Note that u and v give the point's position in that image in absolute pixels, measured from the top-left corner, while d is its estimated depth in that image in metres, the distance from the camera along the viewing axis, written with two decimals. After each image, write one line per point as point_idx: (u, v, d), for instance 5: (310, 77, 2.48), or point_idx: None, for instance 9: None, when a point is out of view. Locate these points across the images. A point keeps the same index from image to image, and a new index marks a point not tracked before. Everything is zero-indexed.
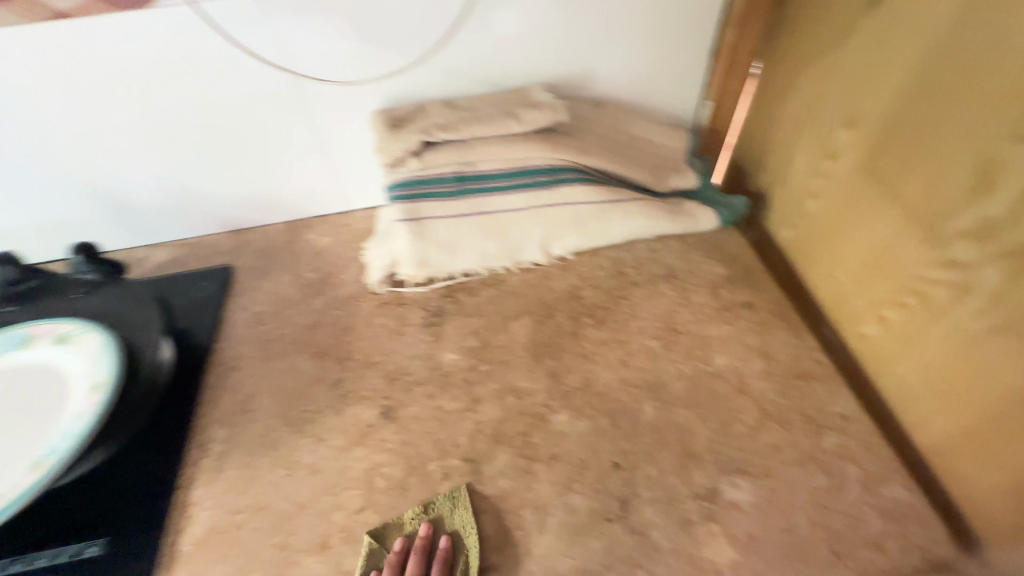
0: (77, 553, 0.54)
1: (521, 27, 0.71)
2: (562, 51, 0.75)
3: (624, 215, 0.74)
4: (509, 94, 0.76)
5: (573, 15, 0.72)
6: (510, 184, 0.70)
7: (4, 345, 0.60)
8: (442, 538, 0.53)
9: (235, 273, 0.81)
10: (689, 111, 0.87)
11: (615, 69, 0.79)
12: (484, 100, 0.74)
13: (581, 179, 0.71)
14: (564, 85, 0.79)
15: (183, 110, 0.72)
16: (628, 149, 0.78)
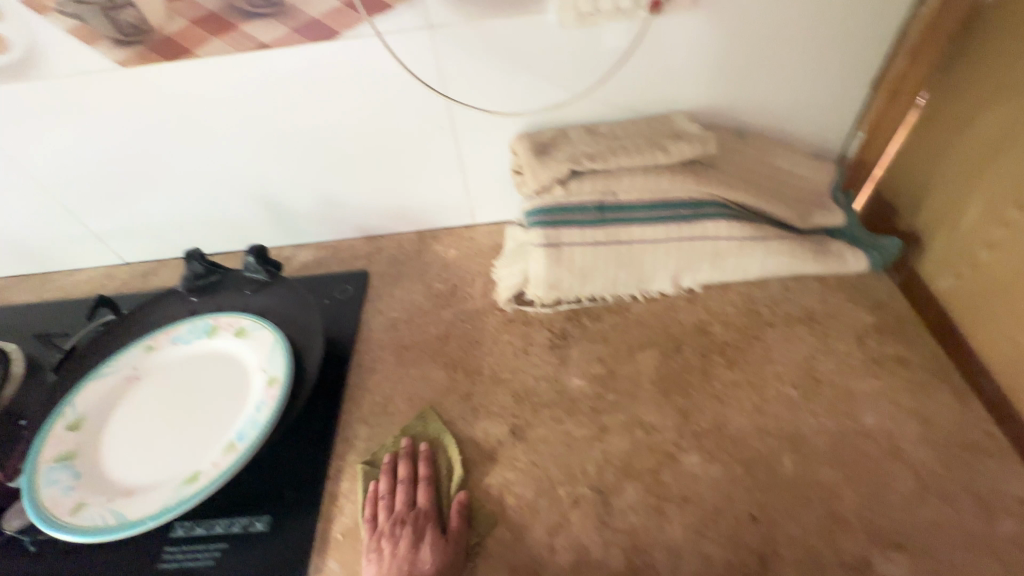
0: (247, 526, 0.60)
1: (675, 56, 0.70)
2: (712, 80, 0.73)
3: (765, 252, 0.71)
4: (651, 121, 0.75)
5: (731, 44, 0.70)
6: (648, 215, 0.69)
7: (195, 333, 0.68)
8: (422, 444, 0.65)
9: (371, 277, 0.87)
10: (837, 142, 0.82)
11: (764, 99, 0.76)
12: (626, 127, 0.74)
13: (724, 214, 0.70)
14: (708, 113, 0.77)
15: (346, 129, 0.78)
16: (772, 183, 0.76)
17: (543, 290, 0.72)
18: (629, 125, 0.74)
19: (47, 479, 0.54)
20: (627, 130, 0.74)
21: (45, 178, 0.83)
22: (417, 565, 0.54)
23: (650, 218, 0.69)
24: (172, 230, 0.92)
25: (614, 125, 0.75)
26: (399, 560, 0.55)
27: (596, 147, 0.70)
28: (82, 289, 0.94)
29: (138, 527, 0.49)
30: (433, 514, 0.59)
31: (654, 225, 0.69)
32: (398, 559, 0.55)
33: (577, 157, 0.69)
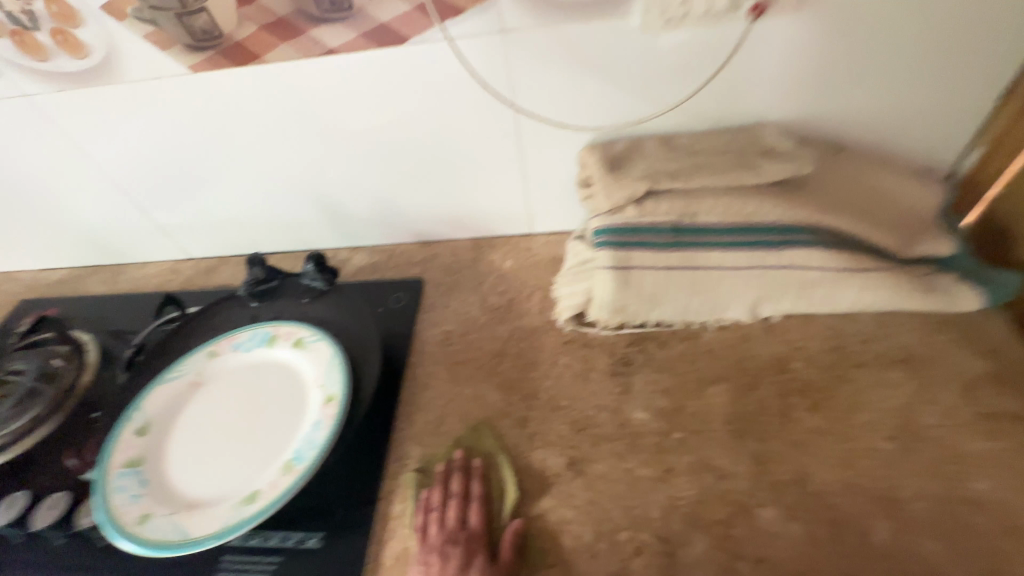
0: (300, 541, 0.60)
1: (770, 65, 0.63)
2: (810, 90, 0.66)
3: (861, 285, 0.64)
4: (736, 133, 0.68)
5: (835, 51, 0.62)
6: (730, 240, 0.63)
7: (254, 341, 0.68)
8: (476, 460, 0.64)
9: (425, 286, 0.86)
10: (950, 159, 0.72)
11: (868, 112, 0.68)
12: (708, 140, 0.68)
13: (818, 242, 0.62)
14: (801, 127, 0.69)
15: (407, 135, 0.76)
16: (873, 205, 0.68)
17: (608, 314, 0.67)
18: (711, 137, 0.68)
19: (117, 485, 0.56)
20: (709, 143, 0.67)
21: (119, 177, 0.86)
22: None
23: (733, 243, 0.63)
24: (234, 229, 0.93)
25: (693, 137, 0.69)
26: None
27: (674, 163, 0.65)
28: (151, 283, 0.97)
29: (200, 546, 0.50)
30: (485, 537, 0.57)
31: (738, 251, 0.63)
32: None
33: (655, 174, 0.64)
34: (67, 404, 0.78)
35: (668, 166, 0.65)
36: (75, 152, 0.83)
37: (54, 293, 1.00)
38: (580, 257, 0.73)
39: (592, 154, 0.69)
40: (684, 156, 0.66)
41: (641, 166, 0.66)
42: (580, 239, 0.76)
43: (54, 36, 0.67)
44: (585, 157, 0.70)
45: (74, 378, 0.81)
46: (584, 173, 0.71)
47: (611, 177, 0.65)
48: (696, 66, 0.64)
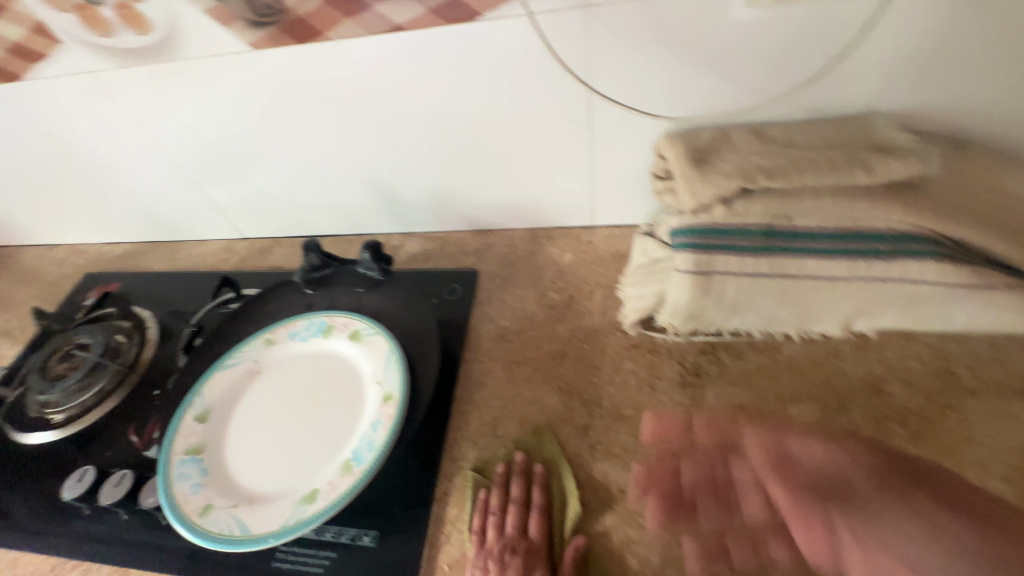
0: (355, 538, 0.59)
1: (891, 48, 0.56)
2: (935, 77, 0.57)
3: (980, 304, 0.56)
4: (840, 125, 0.61)
5: (973, 34, 0.54)
6: (828, 246, 0.56)
7: (311, 331, 0.67)
8: (537, 465, 0.61)
9: (480, 278, 0.82)
10: None
11: (1000, 106, 0.59)
12: (807, 132, 0.61)
13: (934, 253, 0.55)
14: (915, 120, 0.61)
15: (470, 119, 0.71)
16: (1002, 212, 0.58)
17: (683, 320, 0.62)
18: (810, 128, 0.61)
19: (179, 473, 0.56)
20: (808, 136, 0.60)
21: (178, 155, 0.85)
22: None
23: (831, 250, 0.56)
24: (287, 211, 0.92)
25: (789, 128, 0.62)
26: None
27: (769, 157, 0.58)
28: (207, 261, 0.98)
29: (261, 544, 0.49)
30: (544, 550, 0.55)
31: (837, 260, 0.56)
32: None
33: (749, 169, 0.57)
34: (130, 378, 0.80)
35: (764, 161, 0.58)
36: (136, 129, 0.82)
37: (115, 268, 1.02)
38: (651, 256, 0.68)
39: (672, 144, 0.62)
40: (779, 149, 0.59)
41: (730, 159, 0.59)
42: (648, 234, 0.70)
43: (119, 10, 0.66)
44: (663, 146, 0.64)
45: (135, 353, 0.82)
46: (661, 165, 0.65)
47: (696, 171, 0.59)
48: (803, 48, 0.57)
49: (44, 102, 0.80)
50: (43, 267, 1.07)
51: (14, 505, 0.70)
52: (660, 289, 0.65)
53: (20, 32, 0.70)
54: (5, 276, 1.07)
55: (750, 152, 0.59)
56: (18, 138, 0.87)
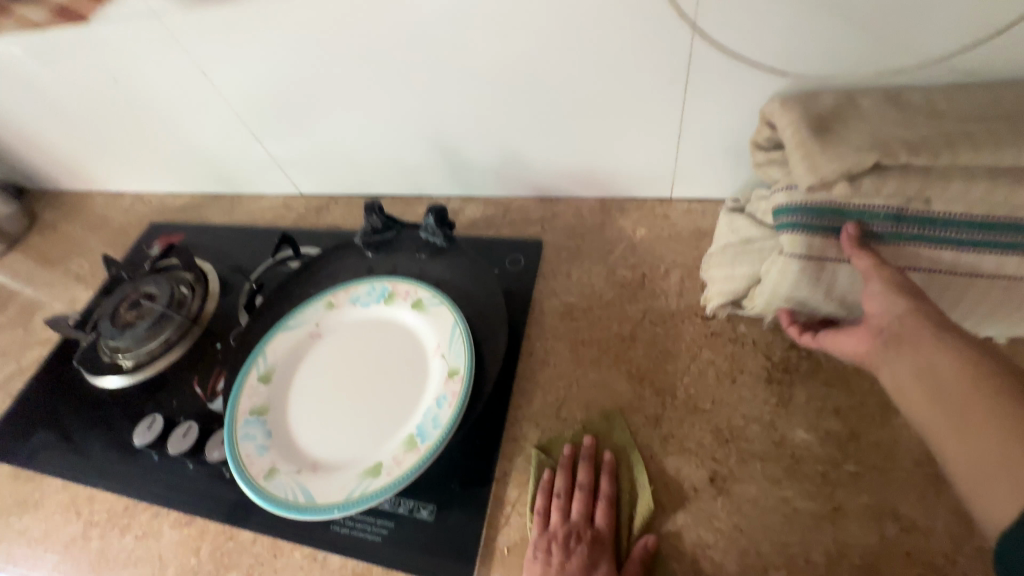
0: (413, 510, 0.58)
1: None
2: None
3: None
4: (995, 95, 0.51)
5: None
6: (967, 235, 0.49)
7: (373, 296, 0.64)
8: (605, 451, 0.57)
9: (545, 249, 0.77)
10: None
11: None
12: (952, 100, 0.52)
13: None
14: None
15: (549, 73, 0.65)
16: None
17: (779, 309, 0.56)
18: (957, 96, 0.52)
19: (244, 433, 0.56)
20: (954, 105, 0.51)
21: (241, 106, 0.83)
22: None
23: (970, 241, 0.49)
24: (347, 169, 0.89)
25: (932, 94, 0.53)
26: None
27: (905, 129, 0.50)
28: (265, 217, 0.97)
29: (325, 514, 0.48)
30: (610, 542, 0.52)
31: (972, 253, 0.49)
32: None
33: (881, 142, 0.49)
34: (194, 331, 0.81)
35: (900, 133, 0.50)
36: (200, 77, 0.80)
37: (178, 219, 1.03)
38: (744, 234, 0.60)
39: (784, 108, 0.55)
40: (916, 120, 0.51)
41: (855, 127, 0.51)
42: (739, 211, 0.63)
43: None
44: (771, 109, 0.56)
45: (199, 306, 0.83)
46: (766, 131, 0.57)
47: (817, 142, 0.51)
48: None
49: (110, 45, 0.78)
50: (110, 214, 1.09)
51: (90, 445, 0.73)
52: (754, 271, 0.58)
53: None
54: (77, 221, 1.10)
55: (884, 122, 0.51)
56: (87, 83, 0.86)
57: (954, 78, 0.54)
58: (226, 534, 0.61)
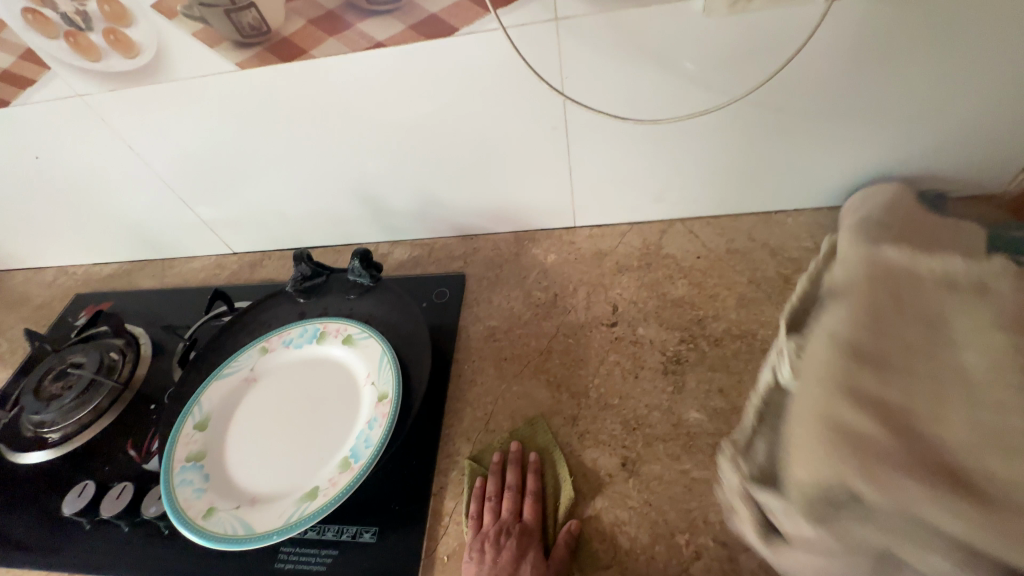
0: (356, 535, 0.61)
1: (828, 61, 0.63)
2: (868, 78, 0.64)
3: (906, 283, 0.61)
4: (931, 283, 0.45)
5: (893, 44, 0.61)
6: None
7: (306, 337, 0.69)
8: (531, 453, 0.63)
9: (468, 281, 0.85)
10: (1006, 161, 0.71)
11: (926, 110, 0.67)
12: (910, 324, 0.43)
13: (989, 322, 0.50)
14: (854, 123, 0.69)
15: (451, 128, 0.75)
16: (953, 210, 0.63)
17: None
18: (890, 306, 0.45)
19: (181, 479, 0.57)
20: (923, 332, 0.42)
21: (170, 176, 0.87)
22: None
23: None
24: (278, 225, 0.95)
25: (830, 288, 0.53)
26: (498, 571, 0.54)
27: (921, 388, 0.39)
28: (198, 277, 1.00)
29: (264, 541, 0.51)
30: (537, 534, 0.57)
31: None
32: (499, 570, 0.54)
33: (998, 438, 0.35)
34: (126, 395, 0.81)
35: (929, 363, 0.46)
36: (125, 150, 0.84)
37: (106, 288, 1.03)
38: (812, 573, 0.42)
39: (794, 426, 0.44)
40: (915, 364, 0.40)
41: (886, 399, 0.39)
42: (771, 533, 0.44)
43: (107, 36, 0.68)
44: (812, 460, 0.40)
45: (130, 371, 0.83)
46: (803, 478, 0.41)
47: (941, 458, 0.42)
48: (757, 55, 0.63)
49: (31, 127, 0.81)
50: (32, 290, 1.07)
51: (13, 526, 0.70)
52: None
53: (10, 59, 0.72)
54: None
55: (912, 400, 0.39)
56: (6, 163, 0.88)
57: (765, 113, 0.69)
58: None
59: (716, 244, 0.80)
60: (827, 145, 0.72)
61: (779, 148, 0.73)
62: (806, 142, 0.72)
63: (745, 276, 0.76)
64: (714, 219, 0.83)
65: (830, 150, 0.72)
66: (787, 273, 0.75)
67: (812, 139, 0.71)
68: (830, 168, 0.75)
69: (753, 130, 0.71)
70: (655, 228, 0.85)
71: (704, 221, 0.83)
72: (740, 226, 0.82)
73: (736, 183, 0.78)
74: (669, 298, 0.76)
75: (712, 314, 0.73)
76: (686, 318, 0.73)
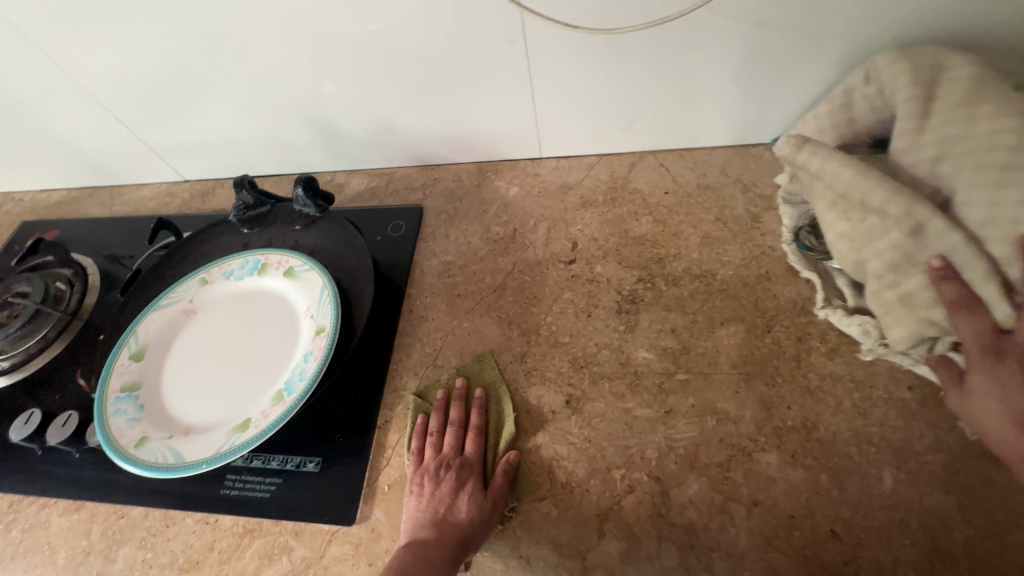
0: (300, 465, 0.62)
1: None
2: None
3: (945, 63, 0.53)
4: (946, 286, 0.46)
5: None
6: None
7: (246, 269, 0.66)
8: (476, 389, 0.63)
9: (426, 214, 0.81)
10: None
11: (928, 25, 0.59)
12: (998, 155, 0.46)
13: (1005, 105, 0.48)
14: (847, 41, 0.62)
15: (400, 40, 0.68)
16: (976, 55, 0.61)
17: None
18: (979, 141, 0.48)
19: (115, 409, 0.57)
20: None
21: (97, 89, 0.79)
22: (455, 513, 0.53)
23: None
24: (227, 151, 0.89)
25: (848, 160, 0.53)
26: (438, 501, 0.54)
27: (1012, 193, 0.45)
28: (149, 205, 0.95)
29: (193, 469, 0.51)
30: (478, 467, 0.57)
31: None
32: (438, 500, 0.54)
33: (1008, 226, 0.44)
34: (74, 324, 0.79)
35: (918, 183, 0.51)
36: (42, 59, 0.75)
37: (54, 215, 0.98)
38: (922, 328, 0.49)
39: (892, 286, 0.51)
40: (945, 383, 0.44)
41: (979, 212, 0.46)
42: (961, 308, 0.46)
43: None
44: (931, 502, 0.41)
45: (78, 301, 0.81)
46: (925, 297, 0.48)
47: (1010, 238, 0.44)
48: None
49: None
50: None
51: None
52: None
53: None
54: None
55: (996, 205, 0.45)
56: None
57: (744, 27, 0.61)
58: (116, 513, 0.62)
59: (687, 179, 0.76)
60: (816, 69, 0.65)
61: (760, 72, 0.66)
62: (790, 64, 0.65)
63: (712, 213, 0.72)
64: (687, 152, 0.78)
65: (820, 76, 0.65)
66: (756, 210, 0.71)
67: (797, 63, 0.64)
68: (817, 97, 0.68)
69: (731, 50, 0.64)
70: (625, 161, 0.80)
71: (676, 153, 0.78)
72: (715, 159, 0.76)
73: (712, 111, 0.72)
74: (631, 236, 0.72)
75: (674, 252, 0.69)
76: (646, 256, 0.70)
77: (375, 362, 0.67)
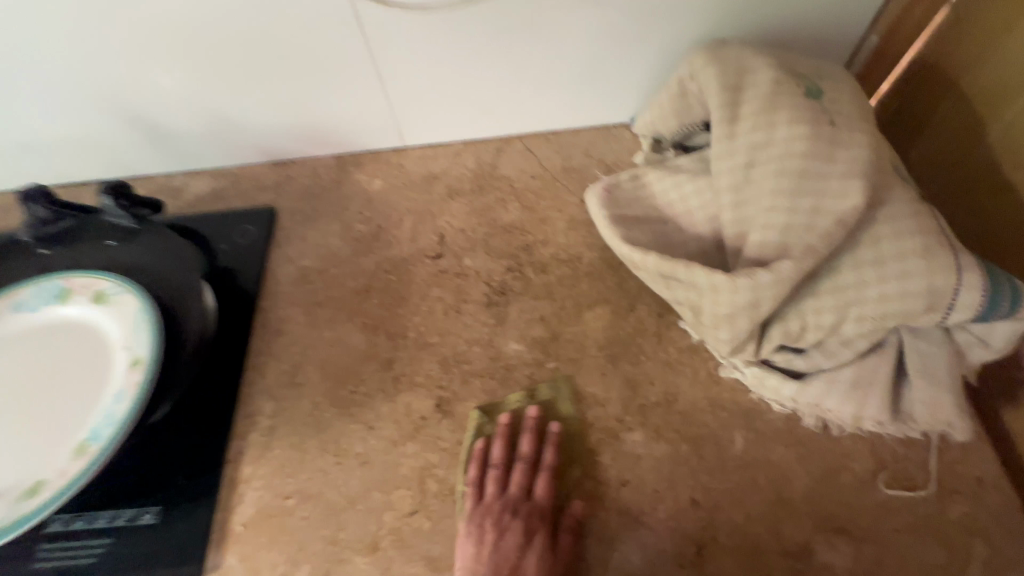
0: (134, 518, 0.53)
1: None
2: None
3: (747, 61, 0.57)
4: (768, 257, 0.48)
5: None
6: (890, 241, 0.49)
7: (44, 297, 0.55)
8: (551, 423, 0.55)
9: (280, 214, 0.73)
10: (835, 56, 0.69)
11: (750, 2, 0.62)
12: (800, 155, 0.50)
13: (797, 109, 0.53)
14: (680, 19, 0.63)
15: (216, 17, 0.60)
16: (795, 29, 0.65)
17: None
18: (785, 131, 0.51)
19: None
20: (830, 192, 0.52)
21: None
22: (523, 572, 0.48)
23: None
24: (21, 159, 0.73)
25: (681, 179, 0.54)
26: (504, 556, 0.49)
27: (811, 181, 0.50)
28: None
29: None
30: (548, 512, 0.51)
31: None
32: (504, 554, 0.49)
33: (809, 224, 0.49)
34: None
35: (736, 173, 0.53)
36: None
37: None
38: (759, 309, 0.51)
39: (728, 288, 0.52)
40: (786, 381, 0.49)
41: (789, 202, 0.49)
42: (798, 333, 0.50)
43: None
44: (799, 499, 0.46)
45: None
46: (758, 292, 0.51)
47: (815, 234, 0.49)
48: None
49: None
50: None
51: None
52: None
53: None
54: None
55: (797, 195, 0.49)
56: None
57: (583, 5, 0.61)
58: None
59: (553, 163, 0.74)
60: (657, 48, 0.66)
61: (606, 52, 0.66)
62: (633, 42, 0.65)
63: (577, 196, 0.71)
64: (552, 135, 0.76)
65: (663, 55, 0.67)
66: None
67: (639, 41, 0.65)
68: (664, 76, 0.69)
69: (573, 29, 0.63)
70: (490, 147, 0.76)
71: (542, 138, 0.76)
72: (579, 141, 0.75)
73: (568, 91, 0.71)
74: (500, 224, 0.70)
75: (542, 239, 0.68)
76: (515, 244, 0.68)
77: (220, 386, 0.60)
